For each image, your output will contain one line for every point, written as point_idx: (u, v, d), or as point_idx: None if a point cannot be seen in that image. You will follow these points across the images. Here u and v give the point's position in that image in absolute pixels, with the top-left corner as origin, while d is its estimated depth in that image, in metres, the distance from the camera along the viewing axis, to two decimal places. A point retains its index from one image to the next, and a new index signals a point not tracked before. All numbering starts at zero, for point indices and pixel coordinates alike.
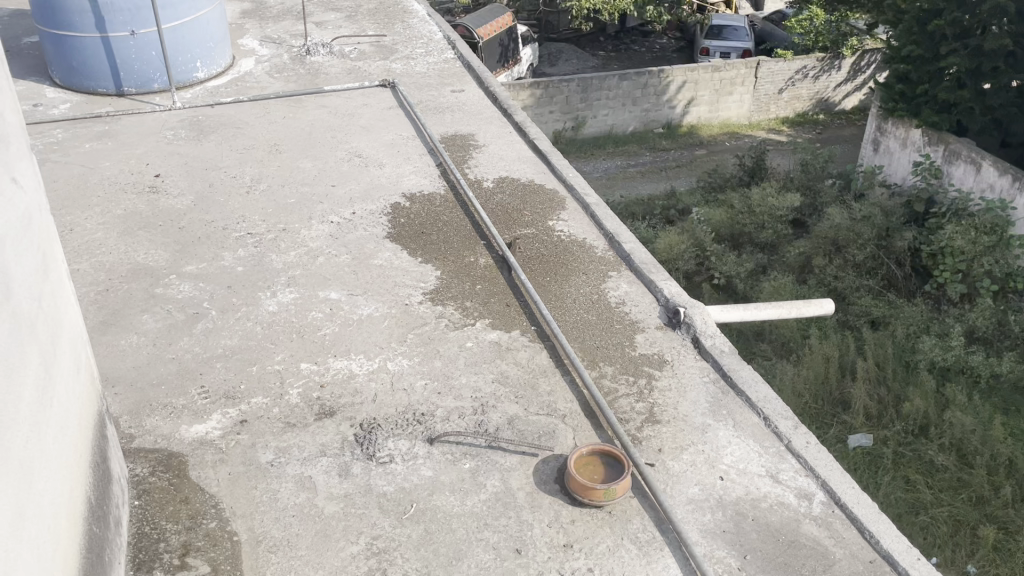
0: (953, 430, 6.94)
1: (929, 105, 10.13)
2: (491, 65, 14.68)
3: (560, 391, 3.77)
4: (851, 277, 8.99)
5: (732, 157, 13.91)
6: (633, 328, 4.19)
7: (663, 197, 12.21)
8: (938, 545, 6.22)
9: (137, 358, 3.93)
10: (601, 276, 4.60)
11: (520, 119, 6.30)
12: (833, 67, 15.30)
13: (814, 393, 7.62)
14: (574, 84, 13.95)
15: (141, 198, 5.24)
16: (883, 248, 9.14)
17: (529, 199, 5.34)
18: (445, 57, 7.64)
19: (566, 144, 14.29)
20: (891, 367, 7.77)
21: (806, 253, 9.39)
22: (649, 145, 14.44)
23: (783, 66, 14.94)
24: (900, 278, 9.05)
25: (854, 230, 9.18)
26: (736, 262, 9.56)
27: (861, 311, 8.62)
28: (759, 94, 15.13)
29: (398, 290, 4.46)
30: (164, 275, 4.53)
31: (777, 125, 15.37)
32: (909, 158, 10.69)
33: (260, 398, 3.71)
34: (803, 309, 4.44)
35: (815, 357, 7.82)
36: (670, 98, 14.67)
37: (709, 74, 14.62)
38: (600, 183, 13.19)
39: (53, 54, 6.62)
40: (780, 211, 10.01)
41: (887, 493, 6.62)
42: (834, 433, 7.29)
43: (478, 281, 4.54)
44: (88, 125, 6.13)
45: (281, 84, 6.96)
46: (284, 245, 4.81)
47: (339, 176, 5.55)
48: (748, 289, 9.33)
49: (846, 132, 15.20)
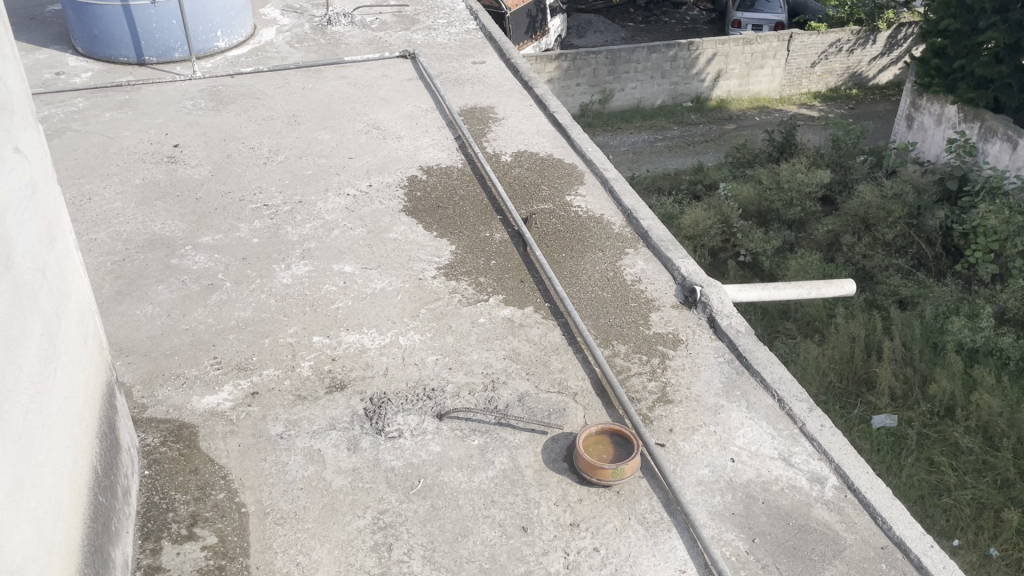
0: (980, 412, 6.83)
1: (966, 80, 9.86)
2: (518, 36, 14.52)
3: (571, 368, 3.75)
4: (879, 256, 8.83)
5: (761, 132, 13.69)
6: (648, 306, 4.14)
7: (690, 172, 12.05)
8: (959, 527, 6.16)
9: (152, 328, 3.95)
10: (617, 252, 4.55)
11: (541, 92, 6.21)
12: (868, 40, 15.00)
13: (838, 373, 7.57)
14: (602, 56, 13.75)
15: (160, 168, 5.25)
16: (913, 227, 8.97)
17: (547, 174, 5.29)
18: (468, 28, 7.54)
19: (592, 117, 14.12)
20: (917, 348, 7.65)
21: (834, 231, 9.26)
22: (677, 118, 14.24)
23: (814, 39, 14.63)
24: (930, 257, 8.88)
25: (884, 208, 9.02)
26: (762, 240, 9.43)
27: (888, 290, 8.49)
28: (791, 67, 14.84)
29: (413, 264, 4.43)
30: (180, 245, 4.54)
31: (809, 100, 15.08)
32: (944, 134, 10.46)
33: (271, 369, 3.73)
34: (824, 289, 4.32)
35: (841, 337, 7.74)
36: (699, 71, 14.43)
37: (740, 46, 14.35)
38: (625, 157, 13.05)
39: (75, 23, 6.64)
40: (809, 188, 9.83)
41: (910, 474, 6.55)
42: (857, 413, 7.22)
43: (492, 257, 4.50)
44: (109, 94, 6.14)
45: (302, 54, 6.91)
46: (300, 218, 4.80)
47: (356, 148, 5.52)
48: (773, 266, 9.22)
49: (878, 107, 14.88)
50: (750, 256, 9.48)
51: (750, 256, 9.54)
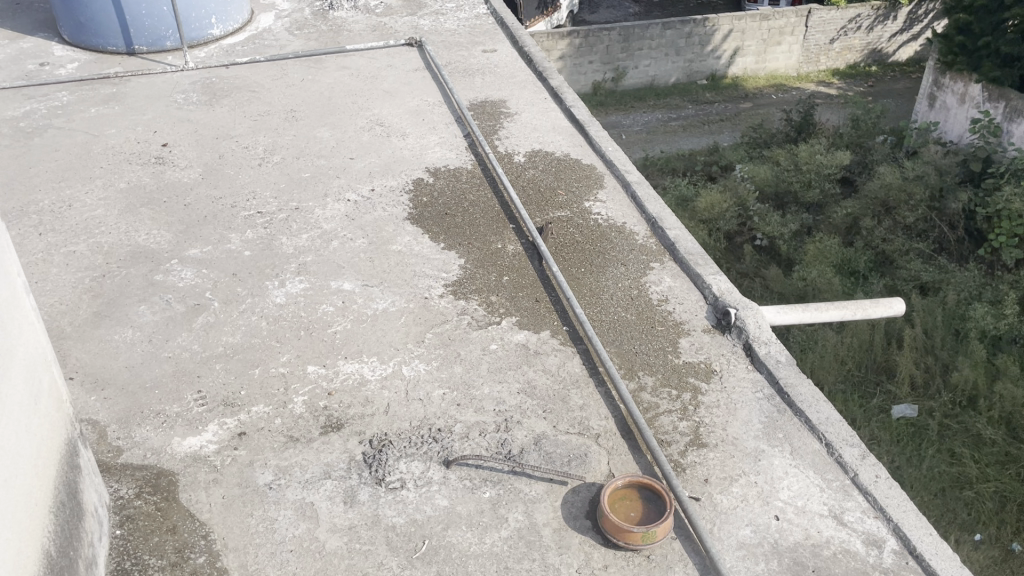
0: (1004, 402, 6.57)
1: (991, 58, 9.35)
2: (528, 13, 14.04)
3: (593, 405, 3.37)
4: (900, 240, 8.47)
5: (779, 112, 13.18)
6: (677, 331, 3.74)
7: (706, 153, 11.60)
8: (981, 522, 5.96)
9: (131, 356, 3.60)
10: (641, 267, 4.15)
11: (557, 84, 5.79)
12: (889, 16, 14.41)
13: (856, 361, 7.27)
14: (615, 32, 13.26)
15: (146, 169, 4.87)
16: (935, 210, 8.55)
17: (564, 176, 4.89)
18: (477, 12, 7.09)
19: (605, 96, 13.65)
20: (939, 336, 7.31)
21: (853, 214, 8.87)
22: (692, 97, 13.76)
23: (834, 15, 14.07)
24: (952, 241, 8.46)
25: (906, 189, 8.65)
26: (780, 224, 9.07)
27: (909, 275, 8.17)
28: (808, 44, 14.30)
29: (417, 280, 4.07)
30: (165, 259, 4.17)
31: (827, 77, 14.54)
32: (967, 114, 10.01)
33: (261, 407, 3.36)
34: (871, 311, 3.92)
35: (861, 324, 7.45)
36: (714, 48, 13.92)
37: (757, 22, 13.82)
38: (639, 137, 12.60)
39: (61, 9, 6.23)
40: (829, 169, 9.44)
41: (931, 466, 6.35)
42: (877, 402, 6.95)
43: (505, 272, 4.13)
44: (95, 87, 5.75)
45: (301, 42, 6.48)
46: (296, 227, 4.43)
47: (358, 148, 5.13)
48: (791, 251, 8.88)
49: (900, 85, 14.32)
50: (766, 240, 9.14)
51: (767, 240, 9.20)
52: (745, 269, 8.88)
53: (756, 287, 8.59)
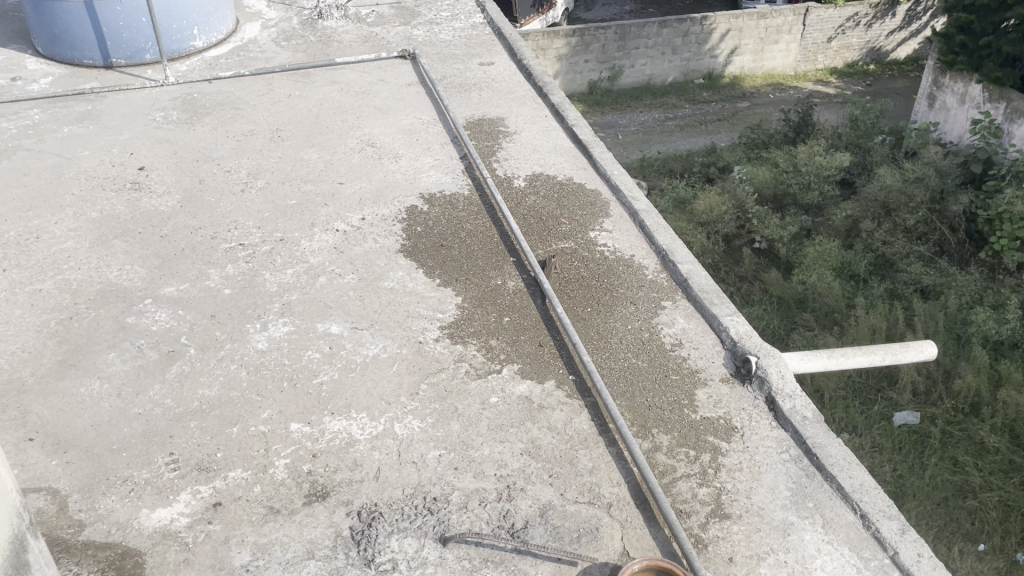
0: (1009, 410, 6.32)
1: (992, 58, 9.07)
2: (523, 10, 13.73)
3: (604, 469, 3.07)
4: (900, 242, 8.21)
5: (777, 111, 12.89)
6: (692, 381, 3.45)
7: (703, 154, 11.32)
8: (985, 533, 5.73)
9: (98, 413, 3.29)
10: (652, 305, 3.85)
11: (558, 101, 5.50)
12: (887, 14, 14.13)
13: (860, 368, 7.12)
14: (611, 31, 12.97)
15: (120, 197, 4.55)
16: (936, 212, 8.29)
17: (567, 203, 4.60)
18: (473, 21, 6.78)
19: (601, 96, 13.35)
20: (942, 341, 7.12)
21: (853, 216, 8.61)
22: (688, 96, 13.47)
23: (832, 13, 13.78)
24: (952, 243, 8.20)
25: (906, 192, 8.38)
26: (779, 226, 8.81)
27: (910, 279, 7.92)
28: (806, 42, 14.01)
29: (411, 321, 3.77)
30: (138, 299, 3.86)
31: (824, 76, 14.25)
32: (967, 114, 9.71)
33: (239, 472, 3.06)
34: (901, 355, 3.64)
35: (860, 328, 7.24)
36: (712, 47, 13.63)
37: (754, 20, 13.53)
38: (635, 137, 12.31)
39: (34, 21, 5.90)
40: (828, 171, 9.14)
41: (935, 475, 6.11)
42: (877, 409, 6.68)
43: (505, 312, 3.83)
44: (70, 104, 5.43)
45: (289, 54, 6.17)
46: (280, 261, 4.13)
47: (348, 171, 4.83)
48: (791, 254, 8.62)
49: (898, 84, 14.03)
50: (766, 243, 8.89)
51: (765, 242, 8.93)
52: (743, 272, 8.61)
53: (754, 291, 8.34)
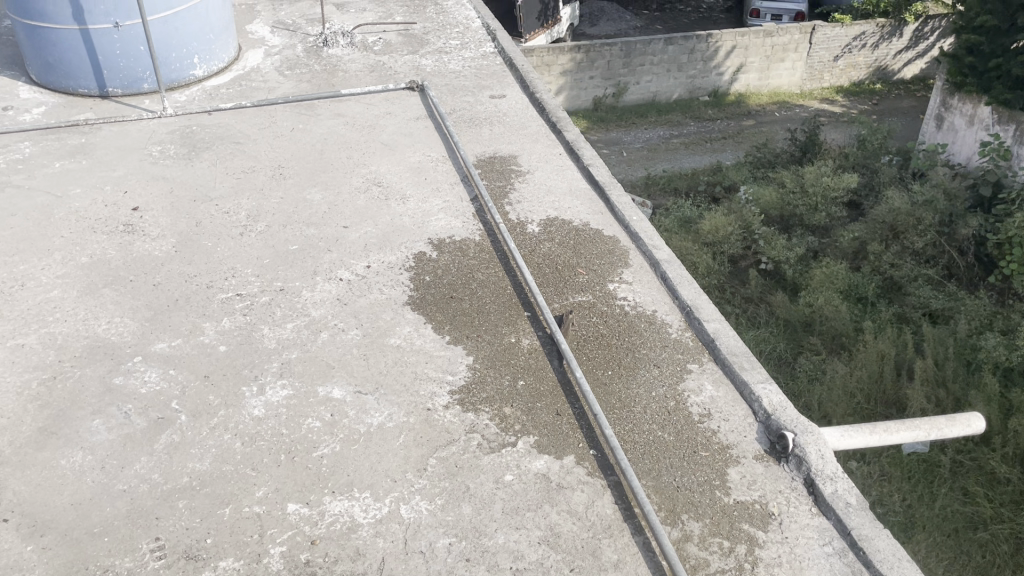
0: (1019, 439, 6.13)
1: (1002, 80, 8.83)
2: (529, 25, 13.53)
3: (630, 562, 2.82)
4: (908, 265, 8.00)
5: (783, 130, 12.67)
6: (724, 459, 3.18)
7: (708, 173, 11.08)
8: (996, 565, 5.59)
9: (80, 490, 3.03)
10: (677, 369, 3.59)
11: (572, 138, 5.26)
12: (894, 34, 13.92)
13: (866, 394, 6.90)
14: (617, 47, 12.77)
15: (112, 240, 4.31)
16: (945, 235, 8.05)
17: (584, 251, 4.35)
18: (483, 50, 6.55)
19: (606, 112, 13.12)
20: (951, 368, 6.89)
21: (860, 238, 8.38)
22: (693, 114, 13.25)
23: (839, 32, 13.57)
24: (962, 267, 8.00)
25: (914, 214, 8.12)
26: (785, 247, 8.55)
27: (917, 303, 7.75)
28: (812, 61, 13.79)
29: (419, 386, 3.50)
30: (127, 357, 3.61)
31: (830, 94, 14.03)
32: (976, 135, 9.48)
33: (231, 560, 2.80)
34: (948, 429, 3.39)
35: (869, 354, 7.09)
36: (718, 64, 13.41)
37: (761, 38, 13.32)
38: (639, 154, 12.08)
39: (27, 48, 5.66)
40: (835, 193, 8.93)
41: (945, 504, 5.94)
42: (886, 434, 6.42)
43: (519, 375, 3.56)
44: (62, 136, 5.19)
45: (293, 84, 5.94)
46: (280, 314, 3.88)
47: (352, 213, 4.59)
48: (798, 276, 8.36)
49: (904, 103, 13.80)
50: (772, 265, 8.62)
51: (772, 264, 8.66)
52: (749, 294, 8.42)
53: (760, 313, 8.14)
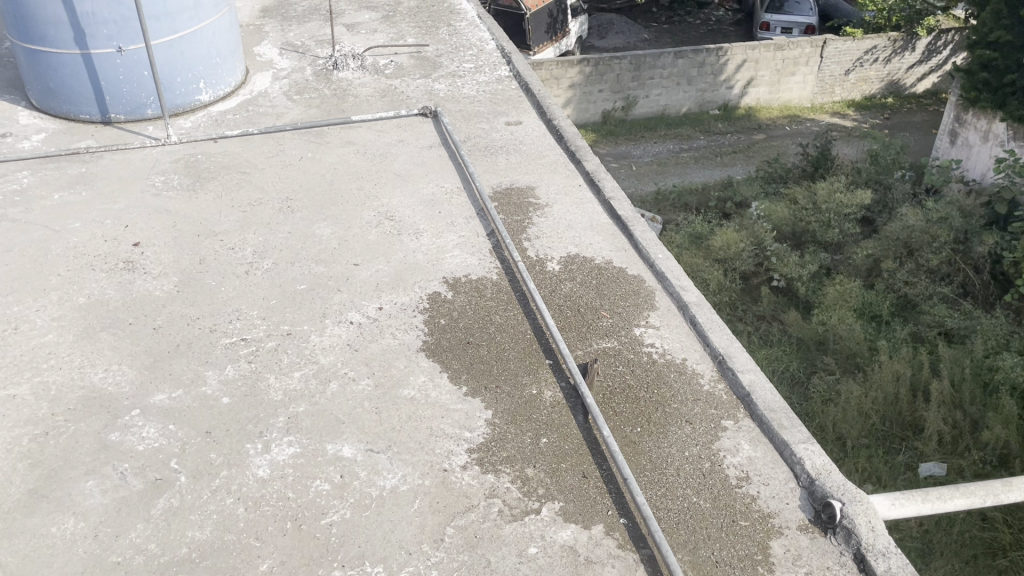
0: None
1: (1017, 96, 8.57)
2: (538, 38, 13.34)
3: None
4: (923, 283, 7.77)
5: (794, 145, 12.43)
6: (766, 530, 2.95)
7: (719, 187, 10.85)
8: None
9: (70, 562, 2.81)
10: (711, 425, 3.36)
11: (592, 168, 5.04)
12: (908, 48, 13.67)
13: (882, 415, 6.64)
14: (626, 61, 12.57)
15: (111, 279, 4.10)
16: (959, 253, 7.95)
17: (607, 291, 4.13)
18: (498, 74, 6.34)
19: (615, 126, 12.91)
20: (968, 390, 6.60)
21: (874, 255, 8.16)
22: (703, 127, 13.03)
23: (850, 46, 13.33)
24: (977, 286, 7.80)
25: (929, 231, 7.99)
26: (798, 264, 8.27)
27: (933, 321, 7.45)
28: (824, 74, 13.55)
29: (435, 443, 3.27)
30: (124, 410, 3.38)
31: (842, 108, 13.79)
32: (990, 152, 9.23)
33: None
34: (1003, 495, 3.14)
35: (885, 375, 6.75)
36: (728, 78, 13.19)
37: (772, 52, 13.09)
38: (649, 168, 11.86)
39: (27, 72, 5.47)
40: (849, 209, 8.71)
41: (962, 531, 5.62)
42: (902, 459, 6.33)
43: (542, 431, 3.33)
44: (62, 165, 4.99)
45: (302, 109, 5.74)
46: (287, 361, 3.66)
47: (363, 250, 4.37)
48: (811, 293, 8.10)
49: (917, 117, 13.55)
50: (784, 281, 8.32)
51: (784, 281, 8.32)
52: (761, 311, 8.10)
53: (772, 330, 7.82)
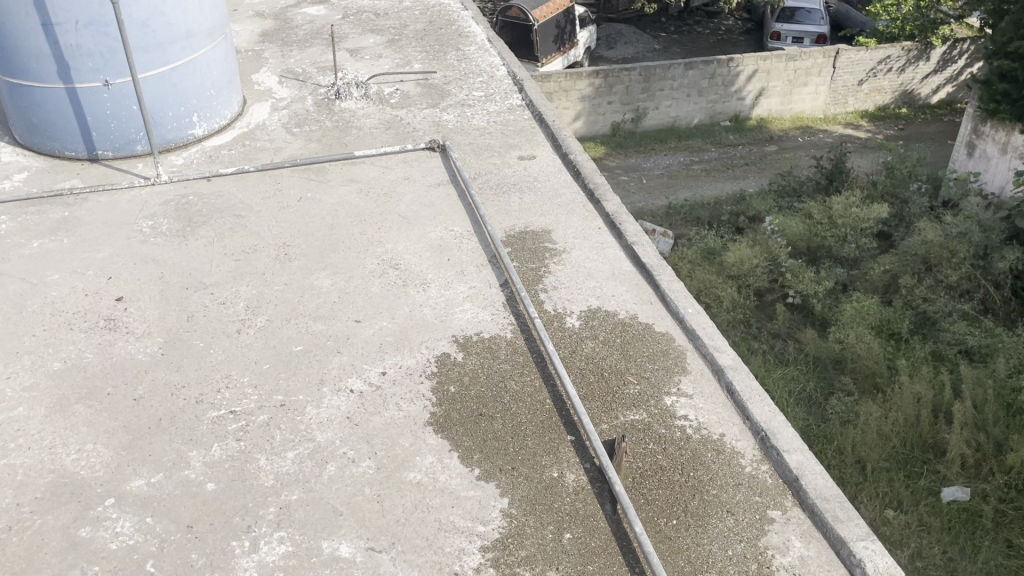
0: None
1: None
2: (546, 49, 13.00)
3: None
4: (942, 299, 7.32)
5: (807, 157, 12.05)
6: None
7: (732, 201, 10.46)
8: None
9: None
10: (758, 519, 2.98)
11: (612, 209, 4.68)
12: (922, 58, 13.26)
13: (901, 436, 6.19)
14: (636, 72, 12.21)
15: (90, 340, 3.75)
16: (980, 269, 7.40)
17: (633, 352, 3.74)
18: (509, 103, 6.00)
19: (624, 138, 12.55)
20: (992, 411, 6.15)
21: (892, 271, 7.75)
22: (714, 139, 12.65)
23: (863, 55, 12.94)
24: (998, 302, 7.31)
25: (948, 246, 7.51)
26: (814, 280, 7.87)
27: (953, 339, 7.01)
28: (836, 84, 13.16)
29: (444, 539, 2.90)
30: (97, 500, 3.03)
31: (855, 119, 13.38)
32: (1010, 165, 8.79)
33: None
34: None
35: (906, 397, 6.33)
36: (739, 88, 12.82)
37: (783, 62, 12.71)
38: (659, 181, 11.48)
39: (9, 107, 5.14)
40: (865, 224, 8.24)
41: (987, 559, 5.33)
42: (923, 483, 5.88)
43: (566, 524, 2.96)
44: (43, 207, 4.66)
45: (301, 143, 5.40)
46: (280, 439, 3.29)
47: (365, 304, 4.01)
48: (828, 312, 7.68)
49: (932, 128, 13.14)
50: (799, 297, 7.92)
51: (800, 298, 7.93)
52: (777, 328, 7.69)
53: (788, 348, 7.39)
